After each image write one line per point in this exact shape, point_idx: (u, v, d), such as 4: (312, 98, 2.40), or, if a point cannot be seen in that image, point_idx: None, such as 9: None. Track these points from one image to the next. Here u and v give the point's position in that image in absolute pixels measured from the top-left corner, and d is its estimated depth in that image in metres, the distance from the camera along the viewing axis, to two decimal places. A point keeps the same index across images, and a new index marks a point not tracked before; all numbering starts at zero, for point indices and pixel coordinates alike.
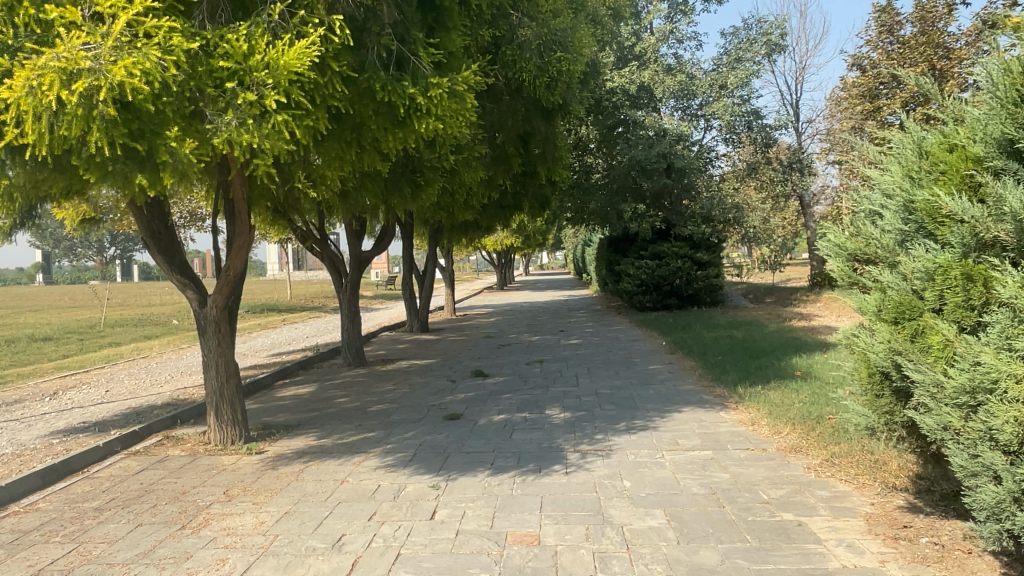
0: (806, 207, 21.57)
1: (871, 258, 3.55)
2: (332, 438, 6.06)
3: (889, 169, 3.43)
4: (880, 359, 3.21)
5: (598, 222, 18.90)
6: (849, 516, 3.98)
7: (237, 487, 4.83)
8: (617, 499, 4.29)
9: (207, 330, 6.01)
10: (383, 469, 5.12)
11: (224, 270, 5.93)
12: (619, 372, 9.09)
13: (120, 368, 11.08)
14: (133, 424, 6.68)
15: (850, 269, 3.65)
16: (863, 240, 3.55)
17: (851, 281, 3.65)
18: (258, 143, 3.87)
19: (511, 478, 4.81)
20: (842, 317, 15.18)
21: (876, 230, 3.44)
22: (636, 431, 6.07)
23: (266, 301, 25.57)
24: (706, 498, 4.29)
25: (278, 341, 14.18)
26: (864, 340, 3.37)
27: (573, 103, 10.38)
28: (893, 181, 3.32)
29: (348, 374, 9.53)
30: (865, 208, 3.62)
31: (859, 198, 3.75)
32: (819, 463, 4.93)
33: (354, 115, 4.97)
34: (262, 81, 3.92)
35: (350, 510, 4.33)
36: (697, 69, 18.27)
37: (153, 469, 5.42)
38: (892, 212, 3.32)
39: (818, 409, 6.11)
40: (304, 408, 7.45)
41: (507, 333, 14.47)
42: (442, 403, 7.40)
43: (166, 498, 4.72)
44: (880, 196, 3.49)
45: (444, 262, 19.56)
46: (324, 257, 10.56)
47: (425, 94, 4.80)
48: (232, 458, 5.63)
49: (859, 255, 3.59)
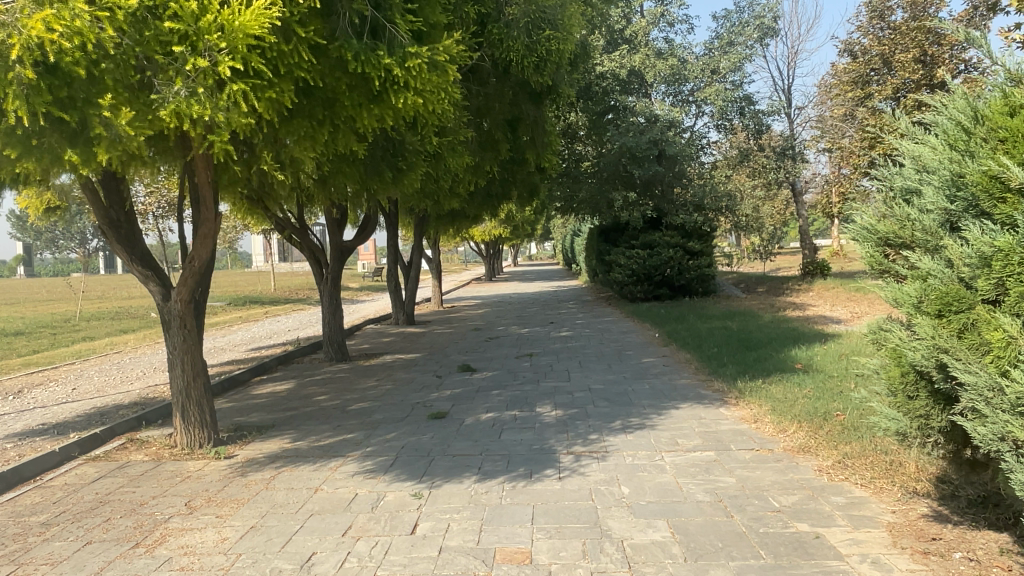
0: (798, 195, 21.30)
1: (904, 242, 3.33)
2: (308, 441, 5.66)
3: (931, 141, 3.11)
4: (921, 360, 2.87)
5: (588, 211, 18.53)
6: (870, 527, 3.63)
7: (200, 498, 4.43)
8: (615, 509, 3.92)
9: (171, 325, 5.58)
10: (361, 476, 4.73)
11: (189, 259, 5.49)
12: (612, 365, 8.72)
13: (91, 364, 10.59)
14: (96, 425, 6.24)
15: (881, 255, 3.46)
16: (896, 224, 3.33)
17: (881, 267, 3.46)
18: (211, 116, 3.53)
19: (500, 485, 4.43)
20: (837, 306, 14.90)
21: (914, 211, 3.17)
22: (632, 430, 5.71)
23: (250, 293, 25.05)
24: (712, 506, 3.93)
25: (259, 335, 13.72)
26: (900, 336, 3.02)
27: (563, 86, 10.00)
28: (936, 156, 3.03)
29: (329, 369, 9.12)
30: (897, 186, 3.36)
31: (892, 172, 3.48)
32: (831, 465, 4.58)
33: (325, 89, 4.58)
34: (215, 45, 3.55)
35: (322, 523, 3.93)
36: (688, 54, 17.89)
37: (112, 477, 5.00)
38: (935, 189, 3.03)
39: (825, 406, 5.76)
40: (281, 406, 7.03)
41: (495, 324, 14.08)
42: (427, 400, 7.01)
43: (122, 511, 4.31)
44: (920, 173, 3.21)
45: (431, 253, 19.13)
46: (304, 248, 10.11)
47: (402, 65, 4.41)
48: (198, 464, 5.22)
49: (891, 239, 3.38)
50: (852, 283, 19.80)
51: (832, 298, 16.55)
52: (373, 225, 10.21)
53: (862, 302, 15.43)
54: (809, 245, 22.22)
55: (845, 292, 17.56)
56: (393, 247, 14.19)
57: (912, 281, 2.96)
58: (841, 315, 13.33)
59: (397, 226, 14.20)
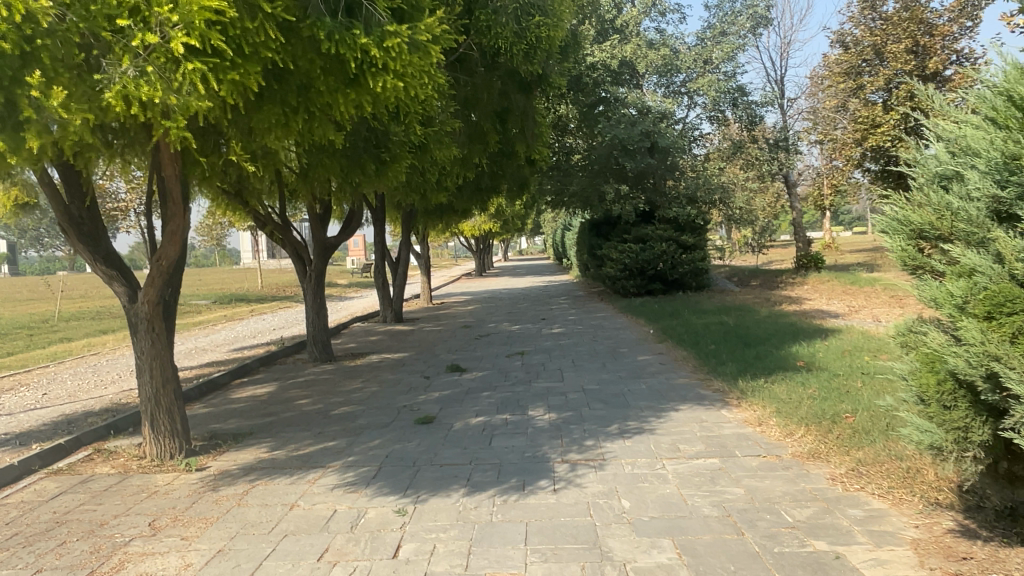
0: (791, 187, 21.06)
1: (943, 234, 3.02)
2: (286, 450, 5.31)
3: (975, 126, 2.91)
4: (967, 368, 2.67)
5: (579, 205, 18.22)
6: (893, 545, 3.33)
7: (166, 518, 4.09)
8: (616, 526, 3.61)
9: (138, 328, 5.21)
10: (341, 489, 4.40)
11: (156, 258, 5.12)
12: (607, 364, 8.41)
13: (65, 367, 10.18)
14: (61, 435, 5.87)
15: (916, 249, 3.14)
16: (935, 213, 3.02)
17: (917, 263, 3.13)
18: (164, 98, 3.40)
19: (490, 499, 4.11)
20: (833, 300, 14.67)
21: (956, 199, 2.92)
22: (630, 435, 5.40)
23: (236, 291, 24.64)
24: (721, 522, 3.62)
25: (243, 334, 13.35)
26: (938, 340, 2.82)
27: (553, 75, 9.67)
28: (987, 138, 2.81)
29: (313, 370, 8.77)
30: (931, 173, 3.14)
31: (924, 158, 3.22)
32: (844, 473, 4.28)
33: (299, 73, 4.28)
34: (168, 21, 3.35)
35: (296, 546, 3.60)
36: (680, 44, 17.59)
37: (73, 494, 4.65)
38: (980, 176, 2.81)
39: (832, 408, 5.47)
40: (260, 412, 6.68)
41: (486, 321, 13.76)
42: (414, 404, 6.68)
43: (79, 532, 3.96)
44: (961, 159, 2.97)
45: (420, 249, 18.77)
46: (286, 245, 9.72)
47: (381, 46, 4.08)
48: (167, 477, 4.87)
49: (927, 231, 3.07)
50: (846, 276, 19.60)
51: (828, 292, 16.34)
52: (357, 221, 9.83)
53: (858, 295, 15.21)
54: (803, 238, 22.02)
55: (840, 286, 17.36)
56: (379, 243, 13.83)
57: (957, 280, 2.75)
58: (838, 309, 13.10)
59: (383, 222, 13.84)
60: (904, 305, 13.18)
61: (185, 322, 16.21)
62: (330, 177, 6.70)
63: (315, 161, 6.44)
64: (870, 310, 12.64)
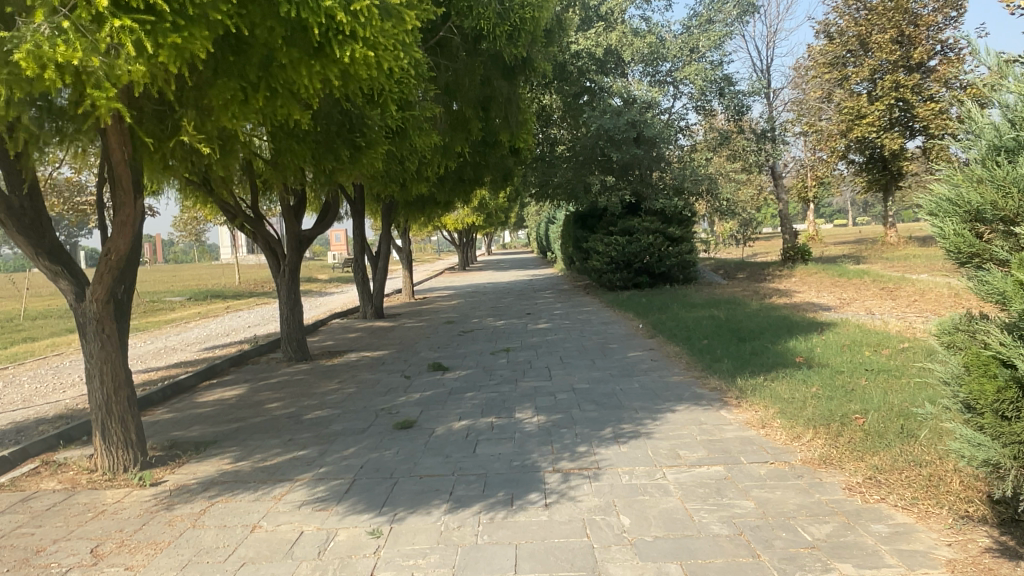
0: (777, 178, 20.81)
1: (1004, 218, 2.89)
2: (251, 462, 4.87)
3: None
4: None
5: (564, 197, 17.82)
6: (928, 567, 2.97)
7: (111, 544, 3.66)
8: (616, 549, 3.23)
9: (87, 330, 4.74)
10: (309, 507, 3.97)
11: (104, 251, 4.64)
12: (597, 362, 8.03)
13: (24, 370, 9.63)
14: (5, 447, 5.38)
15: (974, 235, 3.01)
16: (999, 194, 2.89)
17: (974, 250, 2.99)
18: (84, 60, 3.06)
19: (475, 517, 3.71)
20: (822, 293, 14.41)
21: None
22: (625, 440, 5.01)
23: (212, 287, 24.02)
24: (733, 543, 3.24)
25: (216, 332, 12.83)
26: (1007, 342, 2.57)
27: (538, 60, 9.27)
28: None
29: (287, 371, 8.31)
30: (992, 151, 2.97)
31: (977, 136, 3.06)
32: (861, 482, 3.94)
33: (257, 43, 3.84)
34: None
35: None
36: (666, 32, 17.18)
37: (11, 514, 4.18)
38: None
39: (840, 409, 5.12)
40: (227, 417, 6.23)
41: (469, 317, 13.33)
42: (393, 407, 6.25)
43: (10, 562, 3.51)
44: None
45: (401, 242, 18.29)
46: (258, 238, 9.21)
47: (348, 10, 3.69)
48: (117, 495, 4.42)
49: (987, 214, 2.94)
50: (833, 268, 19.39)
51: (816, 284, 16.08)
52: (334, 212, 9.35)
53: (847, 288, 14.96)
54: (789, 229, 21.78)
55: (828, 278, 17.11)
56: (358, 236, 13.34)
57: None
58: (829, 302, 12.83)
59: (362, 214, 13.35)
60: (895, 297, 12.95)
61: (158, 319, 15.65)
62: (301, 166, 6.27)
63: (283, 150, 6.00)
64: (862, 303, 12.36)
